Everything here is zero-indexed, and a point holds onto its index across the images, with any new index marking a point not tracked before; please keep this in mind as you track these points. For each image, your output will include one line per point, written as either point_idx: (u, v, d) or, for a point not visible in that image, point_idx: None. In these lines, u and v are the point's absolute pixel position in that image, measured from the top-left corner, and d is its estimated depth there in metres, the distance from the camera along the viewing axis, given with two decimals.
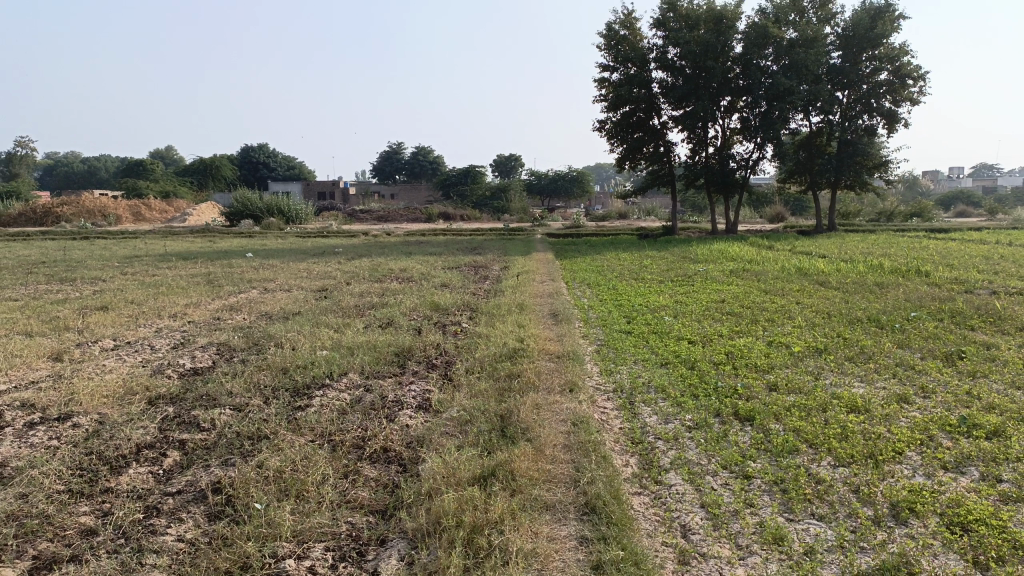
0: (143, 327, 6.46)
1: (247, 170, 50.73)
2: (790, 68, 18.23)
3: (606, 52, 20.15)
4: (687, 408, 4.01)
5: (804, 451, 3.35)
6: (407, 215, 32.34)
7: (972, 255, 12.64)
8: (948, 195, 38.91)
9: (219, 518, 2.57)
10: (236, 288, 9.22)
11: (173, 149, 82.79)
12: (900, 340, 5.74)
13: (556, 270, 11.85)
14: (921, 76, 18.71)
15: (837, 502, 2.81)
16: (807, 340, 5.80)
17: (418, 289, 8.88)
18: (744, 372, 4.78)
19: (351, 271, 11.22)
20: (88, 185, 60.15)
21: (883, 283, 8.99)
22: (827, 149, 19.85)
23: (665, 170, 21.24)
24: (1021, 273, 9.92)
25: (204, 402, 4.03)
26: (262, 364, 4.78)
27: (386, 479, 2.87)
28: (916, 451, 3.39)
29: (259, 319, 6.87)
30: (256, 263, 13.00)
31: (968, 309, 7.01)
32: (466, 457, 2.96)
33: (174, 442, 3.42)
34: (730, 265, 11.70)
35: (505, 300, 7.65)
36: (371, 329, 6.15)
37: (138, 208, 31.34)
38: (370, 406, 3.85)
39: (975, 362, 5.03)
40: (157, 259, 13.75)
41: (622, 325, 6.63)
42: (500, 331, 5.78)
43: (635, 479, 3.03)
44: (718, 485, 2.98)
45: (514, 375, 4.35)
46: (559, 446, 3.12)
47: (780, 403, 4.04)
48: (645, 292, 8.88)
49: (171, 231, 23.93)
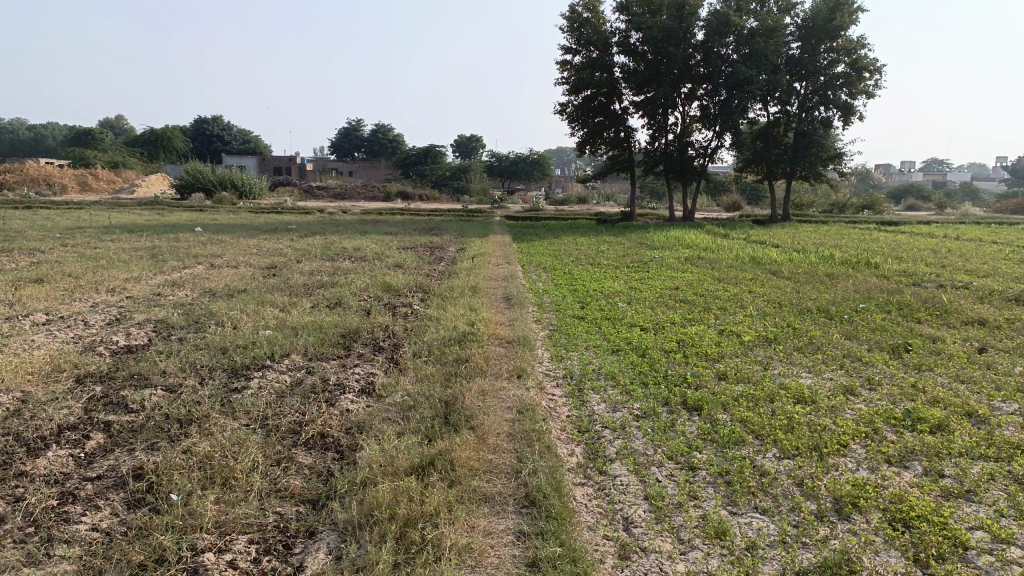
0: (78, 301, 6.19)
1: (200, 142, 49.45)
2: (751, 58, 18.33)
3: (569, 35, 20.02)
4: (636, 396, 3.96)
5: (750, 442, 3.32)
6: (364, 193, 31.88)
7: (920, 248, 12.90)
8: (899, 189, 39.77)
9: (139, 507, 2.43)
10: (182, 263, 8.94)
11: (124, 119, 80.32)
12: (848, 331, 5.78)
13: (512, 253, 11.75)
14: (877, 70, 18.98)
15: (781, 496, 2.78)
16: (757, 330, 5.81)
17: (370, 269, 8.70)
18: (694, 361, 4.75)
19: (303, 249, 10.97)
20: (33, 153, 58.07)
21: (834, 274, 9.08)
22: (784, 139, 20.05)
23: (625, 155, 21.25)
24: (967, 267, 10.11)
25: (135, 383, 3.85)
26: (200, 343, 4.60)
27: (321, 467, 2.75)
28: (861, 445, 3.39)
29: (203, 295, 6.65)
30: (204, 237, 12.65)
31: (915, 302, 7.12)
32: (405, 444, 2.86)
33: (99, 424, 3.24)
34: (686, 252, 11.74)
35: (458, 283, 7.53)
36: (318, 309, 5.99)
37: (85, 177, 30.34)
38: (310, 390, 3.72)
39: (921, 355, 5.08)
40: (101, 231, 13.28)
41: (575, 311, 6.57)
42: (451, 314, 5.66)
43: (579, 469, 2.96)
44: (663, 476, 2.93)
45: (462, 360, 4.25)
46: (503, 434, 3.04)
47: (729, 393, 4.02)
48: (600, 277, 8.84)
49: (118, 201, 23.20)
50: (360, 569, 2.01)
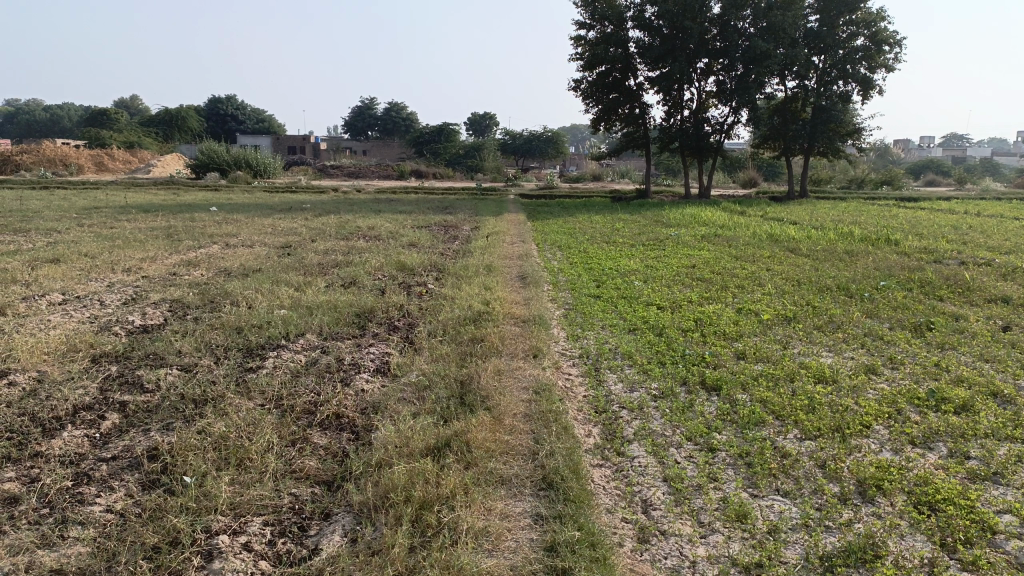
0: (94, 281, 6.20)
1: (214, 121, 49.48)
2: (769, 32, 18.02)
3: (584, 9, 19.76)
4: (653, 376, 3.91)
5: (770, 423, 3.26)
6: (378, 171, 31.82)
7: (941, 225, 12.70)
8: (918, 164, 39.22)
9: (153, 488, 2.42)
10: (196, 243, 8.94)
11: (139, 99, 80.46)
12: (869, 310, 5.69)
13: (527, 231, 11.67)
14: (899, 43, 18.63)
15: (802, 478, 2.74)
16: (776, 307, 5.74)
17: (385, 248, 8.66)
18: (712, 340, 4.68)
19: (317, 228, 10.95)
20: (50, 134, 58.33)
21: (853, 251, 8.95)
22: (802, 114, 19.76)
23: (641, 132, 21.04)
24: (990, 244, 9.94)
25: (150, 362, 3.85)
26: (215, 323, 4.58)
27: (336, 448, 2.73)
28: (884, 425, 3.32)
29: (217, 275, 6.64)
30: (219, 217, 12.66)
31: (937, 279, 7.00)
32: (421, 425, 2.83)
33: (115, 404, 3.24)
34: (702, 230, 11.62)
35: (472, 262, 7.48)
36: (333, 289, 5.96)
37: (101, 157, 30.47)
38: (325, 369, 3.70)
39: (944, 333, 4.99)
40: (118, 211, 13.33)
41: (591, 290, 6.50)
42: (466, 293, 5.63)
43: (597, 451, 2.92)
44: (681, 458, 2.89)
45: (478, 339, 4.21)
46: (520, 415, 3.00)
47: (748, 373, 3.96)
48: (616, 255, 8.76)
49: (134, 181, 23.28)
50: (375, 553, 1.99)
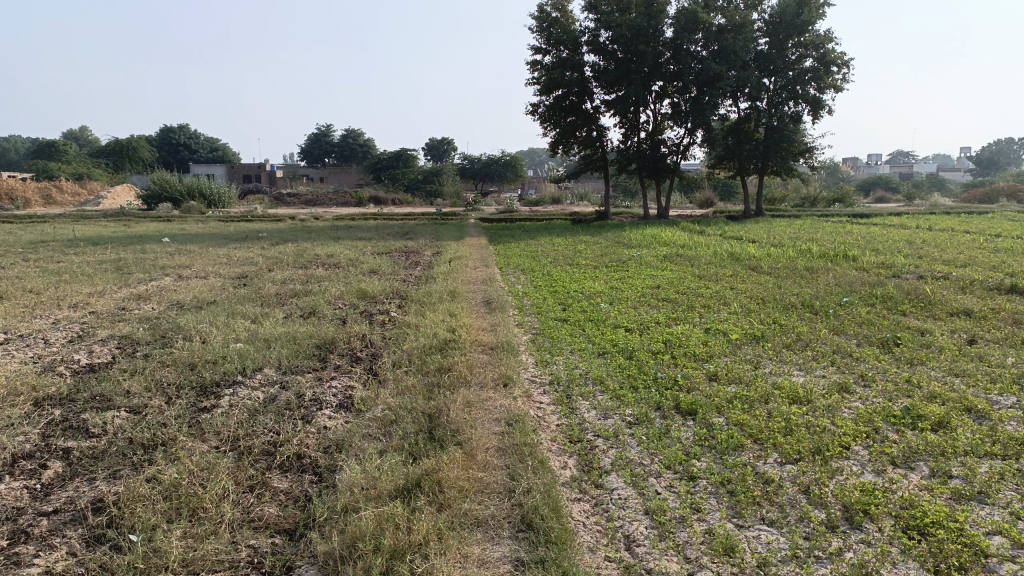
0: (39, 319, 5.91)
1: (167, 151, 48.71)
2: (721, 54, 18.33)
3: (539, 34, 19.90)
4: (627, 402, 3.80)
5: (749, 447, 3.17)
6: (337, 198, 31.53)
7: (896, 240, 12.94)
8: (868, 181, 40.18)
9: (98, 544, 2.22)
10: (148, 275, 8.64)
11: (88, 129, 78.89)
12: (835, 326, 5.68)
13: (489, 255, 11.56)
14: (846, 64, 19.10)
15: (788, 505, 2.64)
16: (744, 327, 5.69)
17: (345, 276, 8.48)
18: (683, 362, 4.61)
19: (274, 257, 10.70)
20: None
21: (813, 268, 9.02)
22: (755, 135, 20.09)
23: (598, 155, 21.17)
24: (945, 257, 10.12)
25: (97, 404, 3.62)
26: (167, 360, 4.36)
27: (298, 492, 2.56)
28: (862, 445, 3.26)
29: (170, 308, 6.39)
30: (171, 248, 12.31)
31: (898, 294, 7.05)
32: (388, 464, 2.67)
33: (58, 451, 3.02)
34: (664, 250, 11.63)
35: (435, 288, 7.33)
36: (291, 319, 5.77)
37: (49, 190, 29.69)
38: (285, 407, 3.51)
39: (911, 348, 4.98)
40: (65, 244, 12.90)
41: (558, 313, 6.40)
42: (430, 320, 5.48)
43: (574, 484, 2.79)
44: (662, 488, 2.77)
45: (445, 369, 4.06)
46: (493, 450, 2.86)
47: (722, 395, 3.87)
48: (580, 278, 8.69)
49: (82, 214, 22.67)
50: None
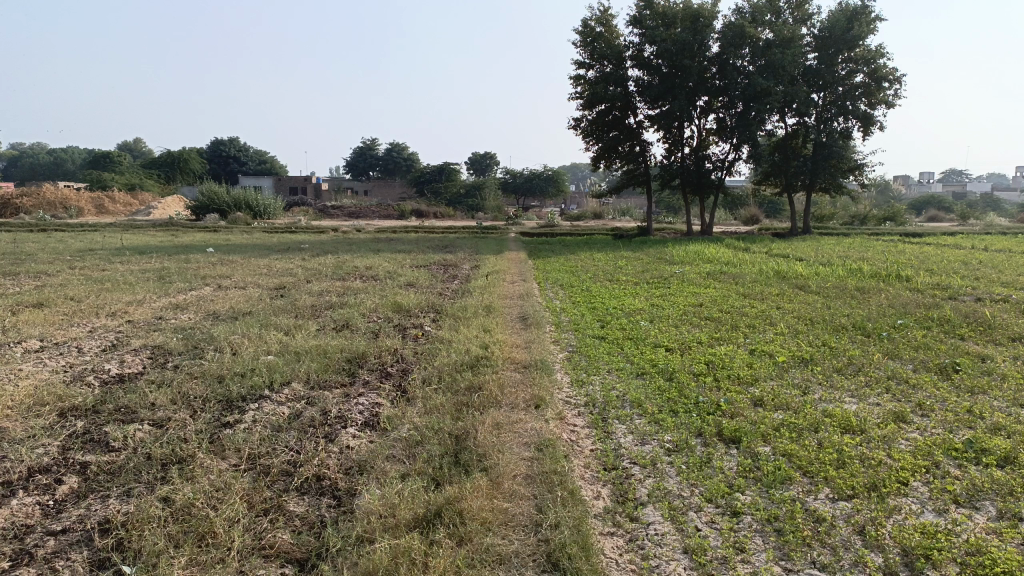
0: (76, 327, 5.93)
1: (217, 163, 49.77)
2: (768, 69, 17.99)
3: (583, 49, 19.82)
4: (666, 427, 3.60)
5: (797, 480, 2.96)
6: (379, 211, 31.75)
7: (951, 260, 12.48)
8: (920, 200, 39.15)
9: (103, 569, 2.11)
10: (187, 285, 8.68)
11: (142, 141, 81.26)
12: (888, 350, 5.39)
13: (527, 270, 11.44)
14: (898, 79, 18.60)
15: (841, 547, 2.42)
16: (791, 349, 5.44)
17: (381, 289, 8.41)
18: (726, 385, 4.38)
19: (313, 269, 10.70)
20: (53, 177, 58.70)
21: (863, 288, 8.67)
22: (803, 150, 19.67)
23: (641, 169, 20.92)
24: (1004, 279, 9.67)
25: (120, 417, 3.54)
26: (195, 372, 4.29)
27: (314, 517, 2.43)
28: (922, 482, 3.01)
29: (206, 318, 6.37)
30: (214, 258, 12.44)
31: (956, 317, 6.70)
32: (409, 490, 2.52)
33: (75, 466, 2.94)
34: (707, 267, 11.38)
35: (471, 302, 7.21)
36: (324, 332, 5.68)
37: (101, 200, 30.43)
38: (309, 424, 3.39)
39: (971, 376, 4.69)
40: (113, 252, 13.13)
41: (595, 331, 6.22)
42: (464, 335, 5.35)
43: (607, 516, 2.61)
44: (703, 524, 2.57)
45: (475, 388, 3.91)
46: (520, 478, 2.69)
47: (768, 423, 3.65)
48: (620, 294, 8.52)
49: (132, 224, 23.18)
50: None
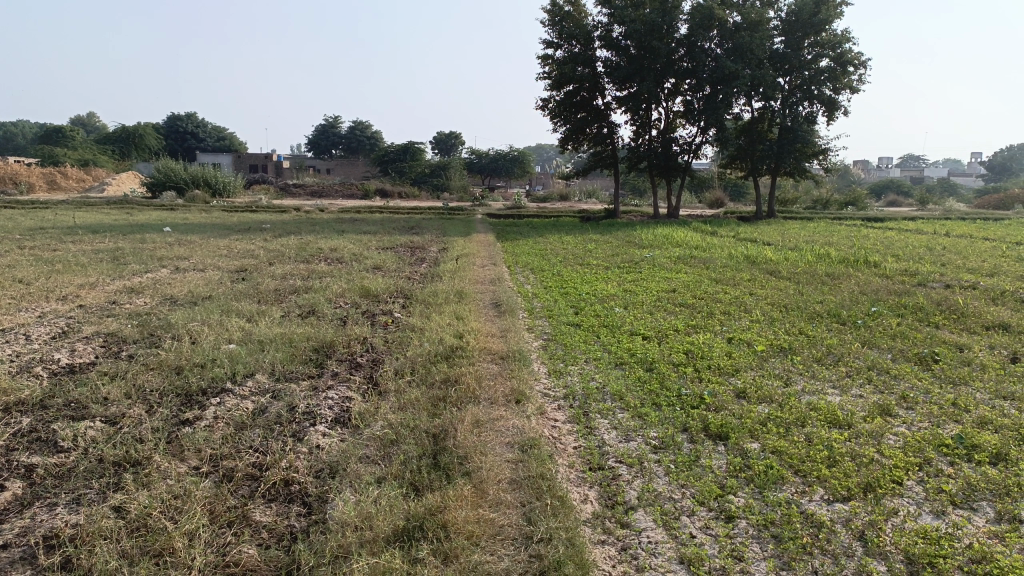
0: (24, 312, 5.59)
1: (174, 139, 48.52)
2: (735, 52, 17.95)
3: (550, 29, 19.56)
4: (650, 422, 3.47)
5: (790, 481, 2.84)
6: (343, 190, 31.19)
7: (915, 245, 12.59)
8: (879, 185, 39.87)
9: None
10: (144, 267, 8.32)
11: (95, 116, 78.95)
12: (867, 339, 5.33)
13: (497, 253, 11.24)
14: (863, 63, 18.71)
15: (842, 555, 2.31)
16: (769, 337, 5.34)
17: (348, 272, 8.16)
18: (707, 376, 4.26)
19: (277, 250, 10.38)
20: (2, 151, 56.66)
21: (834, 274, 8.65)
22: (769, 134, 19.71)
23: (608, 152, 20.79)
24: (969, 265, 9.76)
25: (70, 413, 3.29)
26: (152, 363, 4.03)
27: (284, 528, 2.25)
28: (916, 481, 2.92)
29: (163, 303, 6.08)
30: (172, 238, 12.06)
31: (928, 304, 6.68)
32: (387, 498, 2.34)
33: (20, 469, 2.70)
34: (677, 251, 11.28)
35: (442, 287, 7.00)
36: (289, 319, 5.44)
37: (53, 176, 29.41)
38: (275, 421, 3.18)
39: (951, 366, 4.63)
40: (65, 231, 12.63)
41: (570, 317, 6.07)
42: (436, 323, 5.16)
43: (597, 522, 2.47)
44: (698, 531, 2.44)
45: (451, 381, 3.73)
46: (505, 483, 2.53)
47: (754, 417, 3.53)
48: (592, 279, 8.38)
49: (86, 201, 22.41)
50: None
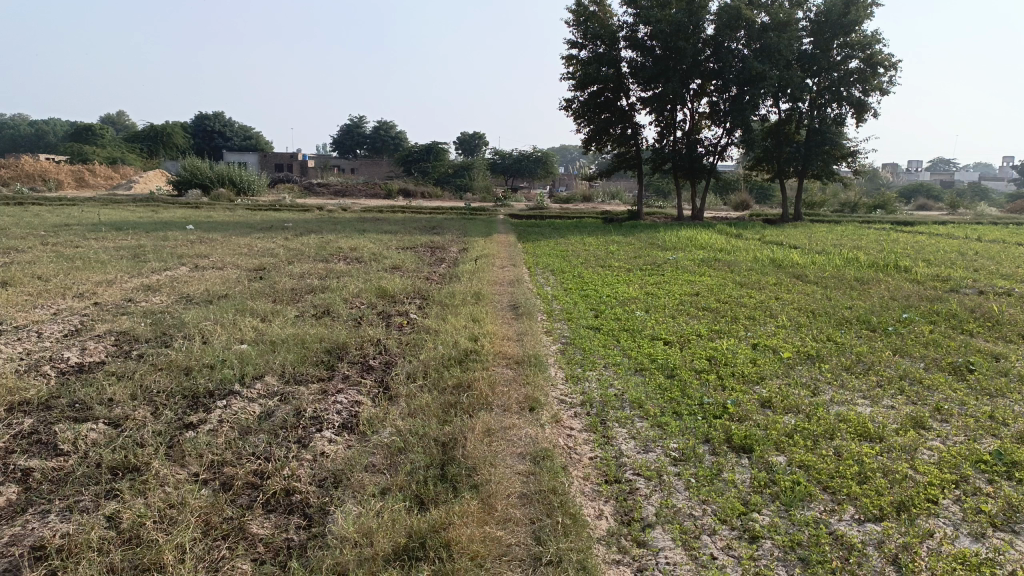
0: (39, 309, 5.55)
1: (201, 138, 48.95)
2: (763, 53, 17.66)
3: (575, 28, 19.39)
4: (671, 432, 3.32)
5: (819, 498, 2.68)
6: (366, 190, 31.22)
7: (946, 250, 12.28)
8: (908, 188, 39.22)
9: None
10: (163, 264, 8.30)
11: (125, 115, 79.96)
12: (898, 347, 5.13)
13: (517, 254, 11.13)
14: (893, 65, 18.35)
15: None
16: (795, 344, 5.17)
17: (366, 271, 8.09)
18: (731, 384, 4.09)
19: (296, 249, 10.34)
20: (34, 149, 57.52)
21: (863, 279, 8.41)
22: (796, 136, 19.38)
23: (632, 153, 20.58)
24: (1003, 271, 9.45)
25: (74, 414, 3.22)
26: (161, 362, 3.95)
27: (282, 542, 2.14)
28: (953, 500, 2.74)
29: (177, 302, 6.03)
30: (193, 236, 12.06)
31: (961, 312, 6.45)
32: (389, 512, 2.23)
33: (16, 472, 2.61)
34: (701, 253, 11.06)
35: (459, 288, 6.89)
36: (303, 319, 5.36)
37: (81, 173, 29.76)
38: (280, 426, 3.08)
39: (986, 376, 4.43)
40: (89, 228, 12.71)
41: (589, 321, 5.92)
42: (451, 325, 5.04)
43: (611, 540, 2.34)
44: (718, 552, 2.30)
45: (464, 386, 3.62)
46: (514, 497, 2.40)
47: (780, 429, 3.37)
48: (613, 281, 8.21)
49: (112, 198, 22.62)
50: None
